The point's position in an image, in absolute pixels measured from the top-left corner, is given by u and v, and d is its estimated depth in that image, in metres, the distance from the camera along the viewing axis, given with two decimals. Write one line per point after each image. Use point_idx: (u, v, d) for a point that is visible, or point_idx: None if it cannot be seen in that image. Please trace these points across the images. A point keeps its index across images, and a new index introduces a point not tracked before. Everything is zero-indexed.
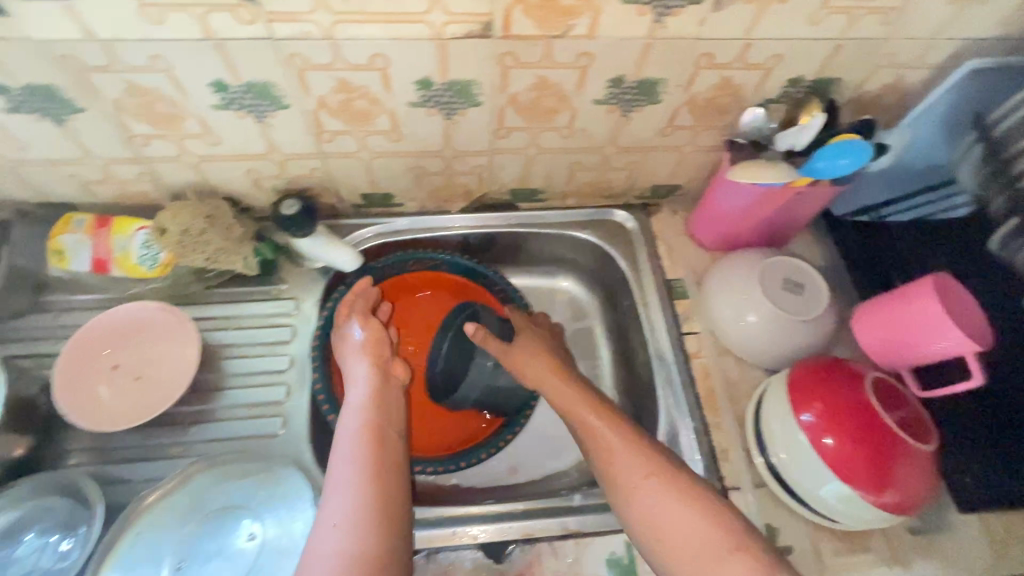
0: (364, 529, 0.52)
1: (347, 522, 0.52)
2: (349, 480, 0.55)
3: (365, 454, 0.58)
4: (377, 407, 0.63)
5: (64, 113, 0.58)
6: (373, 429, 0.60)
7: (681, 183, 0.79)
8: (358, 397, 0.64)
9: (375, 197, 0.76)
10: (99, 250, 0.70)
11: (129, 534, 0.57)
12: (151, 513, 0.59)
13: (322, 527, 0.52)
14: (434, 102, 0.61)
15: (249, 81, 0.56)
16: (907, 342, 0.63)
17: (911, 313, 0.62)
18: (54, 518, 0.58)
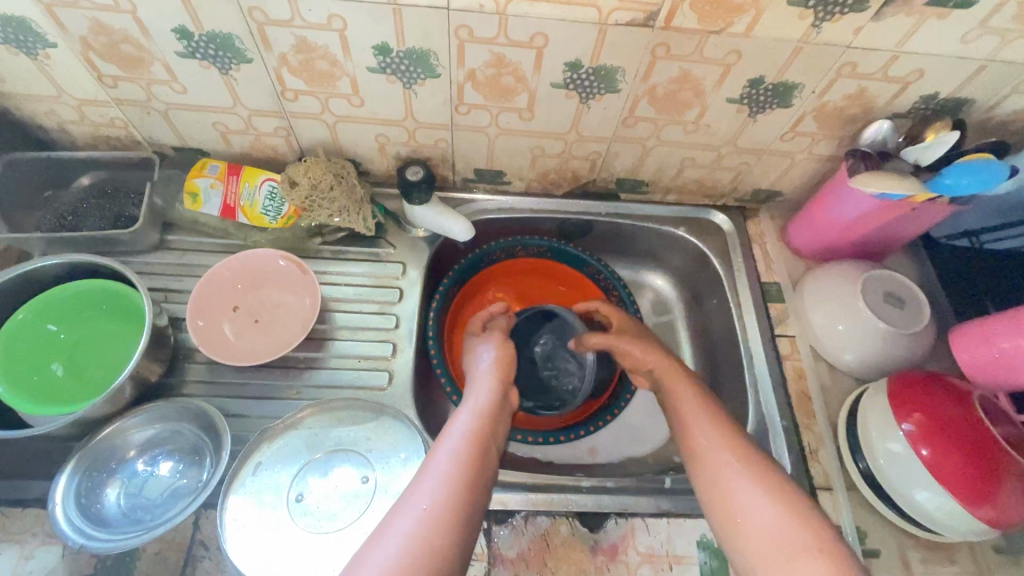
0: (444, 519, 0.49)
1: (431, 507, 0.50)
2: (447, 467, 0.54)
3: (464, 461, 0.55)
4: (489, 418, 0.62)
5: (233, 62, 0.61)
6: (478, 439, 0.58)
7: (783, 190, 0.80)
8: (479, 400, 0.64)
9: (487, 172, 0.79)
10: (228, 198, 0.73)
11: (252, 463, 0.61)
12: (271, 444, 0.62)
13: (408, 505, 0.50)
14: (575, 85, 0.63)
15: (412, 47, 0.59)
16: (1011, 362, 0.63)
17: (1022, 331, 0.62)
18: (192, 439, 0.61)
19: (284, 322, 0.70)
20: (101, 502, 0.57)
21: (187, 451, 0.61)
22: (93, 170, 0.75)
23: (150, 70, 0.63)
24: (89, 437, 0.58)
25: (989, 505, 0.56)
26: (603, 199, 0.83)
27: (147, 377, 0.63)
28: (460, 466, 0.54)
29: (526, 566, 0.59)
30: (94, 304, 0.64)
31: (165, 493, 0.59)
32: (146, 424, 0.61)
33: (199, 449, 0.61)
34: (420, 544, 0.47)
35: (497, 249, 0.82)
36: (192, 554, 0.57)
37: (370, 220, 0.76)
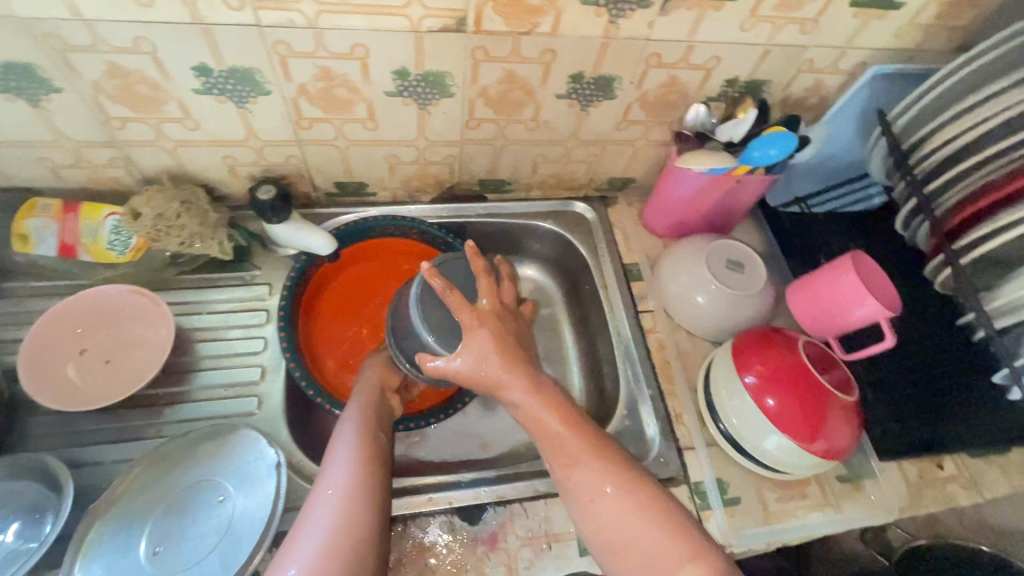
0: (360, 506, 0.51)
1: (341, 496, 0.52)
2: (343, 459, 0.55)
3: (361, 446, 0.57)
4: (373, 409, 0.63)
5: (42, 92, 0.59)
6: (370, 427, 0.60)
7: (635, 176, 0.86)
8: (360, 399, 0.64)
9: (349, 184, 0.79)
10: (66, 236, 0.70)
11: (109, 505, 0.57)
12: (118, 502, 0.57)
13: (311, 520, 0.50)
14: (409, 92, 0.65)
15: (233, 66, 0.59)
16: (836, 311, 0.71)
17: (838, 282, 0.69)
18: (30, 497, 0.57)
19: (140, 359, 0.67)
20: None
21: (22, 511, 0.56)
22: None
23: None
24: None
25: (822, 437, 0.62)
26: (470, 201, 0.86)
27: None
28: (359, 455, 0.56)
29: (405, 568, 0.59)
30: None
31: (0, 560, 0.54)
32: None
33: (39, 507, 0.57)
34: (331, 547, 0.48)
35: (389, 225, 0.81)
36: None
37: (228, 245, 0.74)
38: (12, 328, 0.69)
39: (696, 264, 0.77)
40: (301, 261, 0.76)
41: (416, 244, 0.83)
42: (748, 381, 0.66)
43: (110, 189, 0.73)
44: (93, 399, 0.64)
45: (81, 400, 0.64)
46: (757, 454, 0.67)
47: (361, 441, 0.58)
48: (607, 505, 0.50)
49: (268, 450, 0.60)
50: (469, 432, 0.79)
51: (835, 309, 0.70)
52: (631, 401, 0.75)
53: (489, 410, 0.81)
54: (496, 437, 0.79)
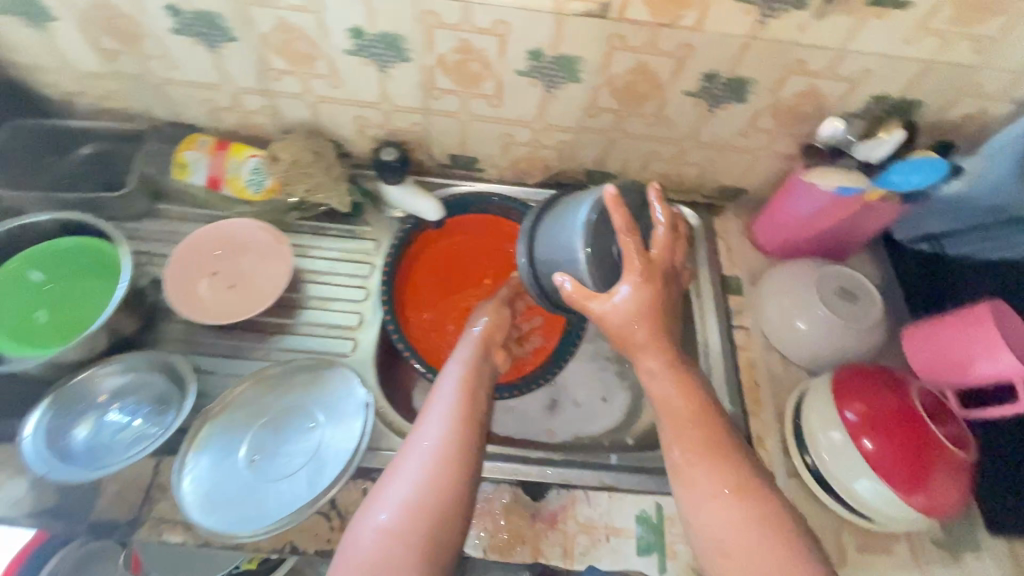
0: (450, 464, 0.54)
1: (433, 451, 0.55)
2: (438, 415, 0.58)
3: (457, 405, 0.60)
4: (475, 367, 0.65)
5: (220, 39, 0.66)
6: (470, 386, 0.62)
7: (749, 187, 0.83)
8: (464, 356, 0.67)
9: (462, 158, 0.82)
10: (214, 170, 0.78)
11: (222, 411, 0.64)
12: (227, 410, 0.64)
13: (403, 469, 0.54)
14: (538, 74, 0.66)
15: (384, 31, 0.63)
16: (960, 362, 0.64)
17: (968, 331, 0.63)
18: (160, 390, 0.65)
19: (261, 287, 0.74)
20: (67, 439, 0.61)
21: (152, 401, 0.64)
22: (90, 141, 0.80)
23: (145, 45, 0.68)
24: (65, 380, 0.63)
25: (923, 492, 0.57)
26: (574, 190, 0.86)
27: (124, 330, 0.67)
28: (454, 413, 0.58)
29: (466, 528, 0.61)
30: (80, 259, 0.68)
31: (129, 439, 0.62)
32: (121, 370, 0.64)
33: (165, 402, 0.64)
34: (418, 498, 0.52)
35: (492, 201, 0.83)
36: (149, 497, 0.59)
37: (347, 197, 0.80)
38: (160, 244, 0.78)
39: (803, 287, 0.73)
40: (408, 223, 0.81)
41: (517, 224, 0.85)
42: (845, 418, 0.62)
43: (255, 134, 0.81)
44: (219, 315, 0.71)
45: (209, 314, 0.71)
46: (844, 495, 0.63)
47: (456, 404, 0.60)
48: (724, 511, 0.49)
49: (358, 388, 0.65)
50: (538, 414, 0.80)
51: (960, 360, 0.64)
52: None
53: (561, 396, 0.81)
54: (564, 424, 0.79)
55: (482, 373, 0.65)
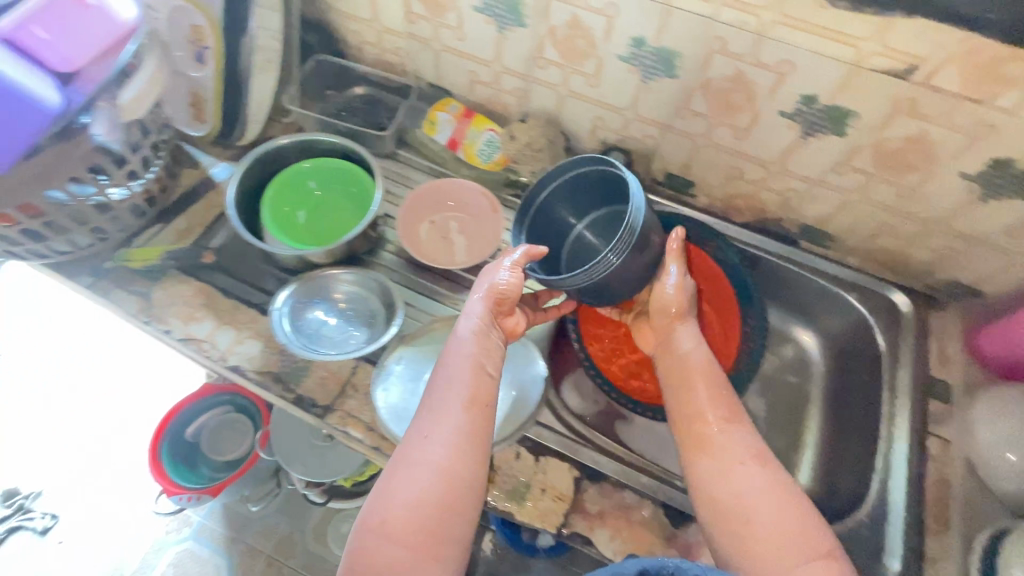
0: (460, 459, 0.54)
1: (446, 443, 0.55)
2: (445, 405, 0.57)
3: (461, 394, 0.58)
4: (486, 337, 0.63)
5: (511, 23, 0.74)
6: (474, 366, 0.60)
7: (986, 289, 0.75)
8: (474, 318, 0.63)
9: (679, 179, 0.83)
10: (456, 133, 0.87)
11: (415, 343, 0.72)
12: (422, 342, 0.72)
13: (412, 463, 0.54)
14: (801, 118, 0.66)
15: (664, 46, 0.66)
16: None
17: None
18: (372, 309, 0.75)
19: (470, 244, 0.81)
20: (305, 317, 0.73)
21: (365, 314, 0.75)
22: (364, 83, 0.93)
23: (446, 15, 0.78)
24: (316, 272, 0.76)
25: None
26: (779, 240, 0.84)
27: (356, 247, 0.78)
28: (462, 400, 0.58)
29: (601, 525, 0.62)
30: (348, 188, 0.80)
31: (340, 336, 0.73)
32: (355, 279, 0.76)
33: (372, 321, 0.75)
34: (432, 491, 0.53)
35: (695, 230, 0.83)
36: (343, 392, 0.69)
37: None
38: (394, 184, 0.90)
39: None
40: None
41: (708, 258, 0.84)
42: None
43: (498, 111, 0.89)
44: (433, 258, 0.80)
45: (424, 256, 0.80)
46: None
47: (467, 390, 0.58)
48: (741, 468, 0.55)
49: (538, 361, 0.70)
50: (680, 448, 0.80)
51: None
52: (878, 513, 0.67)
53: None
54: None
55: (493, 347, 0.62)
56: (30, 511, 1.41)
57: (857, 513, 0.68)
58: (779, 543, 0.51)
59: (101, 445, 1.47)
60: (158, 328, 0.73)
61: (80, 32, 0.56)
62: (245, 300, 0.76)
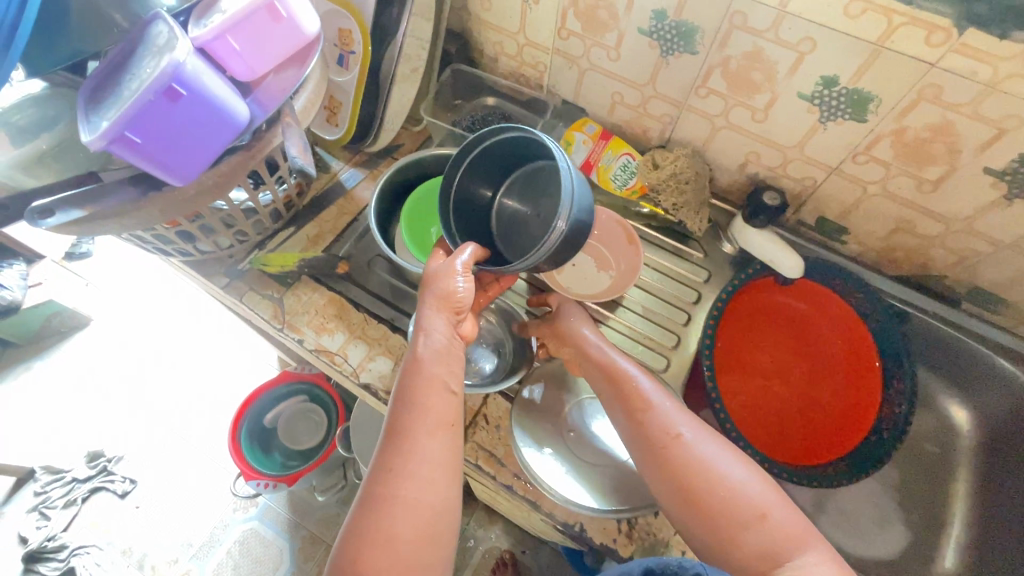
0: (437, 486, 0.48)
1: (420, 471, 0.48)
2: (416, 427, 0.49)
3: (428, 415, 0.50)
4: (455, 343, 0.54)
5: (678, 49, 0.69)
6: (438, 380, 0.51)
7: None
8: (433, 323, 0.53)
9: (832, 224, 0.78)
10: (591, 155, 0.84)
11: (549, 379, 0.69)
12: (557, 378, 0.70)
13: (390, 500, 0.47)
14: (1011, 178, 0.59)
15: (860, 88, 0.61)
16: None
17: None
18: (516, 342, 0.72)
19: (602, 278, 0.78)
20: None
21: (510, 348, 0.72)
22: (496, 95, 0.92)
23: (605, 35, 0.74)
24: None
25: None
26: (937, 299, 0.77)
27: None
28: (434, 420, 0.50)
29: None
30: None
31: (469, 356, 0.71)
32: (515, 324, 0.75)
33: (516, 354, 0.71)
34: (418, 527, 0.46)
35: (845, 281, 0.78)
36: (474, 421, 0.67)
37: (702, 222, 0.80)
38: None
39: None
40: (752, 268, 0.79)
41: (853, 311, 0.78)
42: None
43: (636, 135, 0.85)
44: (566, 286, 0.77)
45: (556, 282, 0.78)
46: None
47: (439, 406, 0.50)
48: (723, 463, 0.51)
49: None
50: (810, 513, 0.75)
51: None
52: None
53: None
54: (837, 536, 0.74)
55: (454, 353, 0.53)
56: (112, 474, 1.43)
57: None
58: (783, 537, 0.47)
59: (180, 419, 1.50)
60: (291, 336, 0.72)
61: (270, 46, 0.55)
62: (374, 314, 0.74)
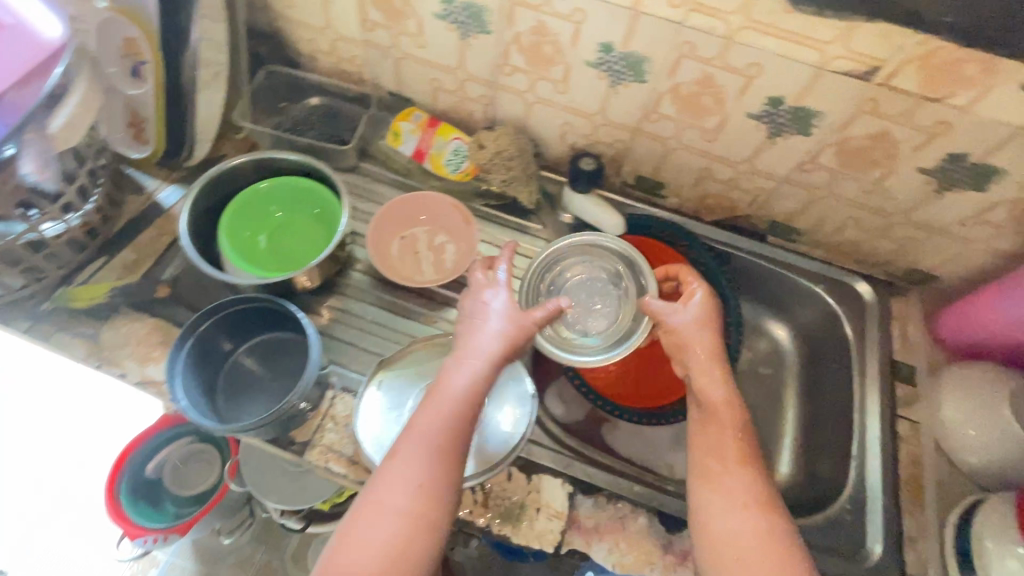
0: (414, 532, 0.51)
1: (394, 514, 0.51)
2: (392, 478, 0.52)
3: (420, 485, 0.52)
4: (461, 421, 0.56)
5: (474, 30, 0.71)
6: (436, 458, 0.54)
7: (942, 276, 0.79)
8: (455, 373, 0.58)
9: (648, 182, 0.84)
10: (422, 144, 0.85)
11: (388, 370, 0.68)
12: (401, 363, 0.69)
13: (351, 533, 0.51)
14: (768, 119, 0.67)
15: (633, 51, 0.66)
16: None
17: None
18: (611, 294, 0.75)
19: (440, 260, 0.79)
20: (235, 365, 0.66)
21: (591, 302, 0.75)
22: (321, 94, 0.89)
23: (406, 23, 0.74)
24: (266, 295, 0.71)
25: None
26: (747, 236, 0.86)
27: (324, 270, 0.74)
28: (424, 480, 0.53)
29: (598, 539, 0.62)
30: (313, 214, 0.76)
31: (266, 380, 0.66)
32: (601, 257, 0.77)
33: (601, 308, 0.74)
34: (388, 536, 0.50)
35: (667, 230, 0.84)
36: (322, 423, 0.66)
37: (533, 195, 0.84)
38: (361, 200, 0.86)
39: (986, 393, 0.68)
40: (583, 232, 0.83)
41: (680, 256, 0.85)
42: None
43: (463, 119, 0.86)
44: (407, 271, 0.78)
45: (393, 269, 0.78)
46: None
47: (444, 438, 0.54)
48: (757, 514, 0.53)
49: (523, 375, 0.68)
50: (665, 449, 0.81)
51: None
52: (860, 495, 0.70)
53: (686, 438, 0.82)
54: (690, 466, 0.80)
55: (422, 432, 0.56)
56: None
57: (837, 501, 0.71)
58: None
59: (50, 493, 1.34)
60: (112, 372, 0.67)
61: None
62: None
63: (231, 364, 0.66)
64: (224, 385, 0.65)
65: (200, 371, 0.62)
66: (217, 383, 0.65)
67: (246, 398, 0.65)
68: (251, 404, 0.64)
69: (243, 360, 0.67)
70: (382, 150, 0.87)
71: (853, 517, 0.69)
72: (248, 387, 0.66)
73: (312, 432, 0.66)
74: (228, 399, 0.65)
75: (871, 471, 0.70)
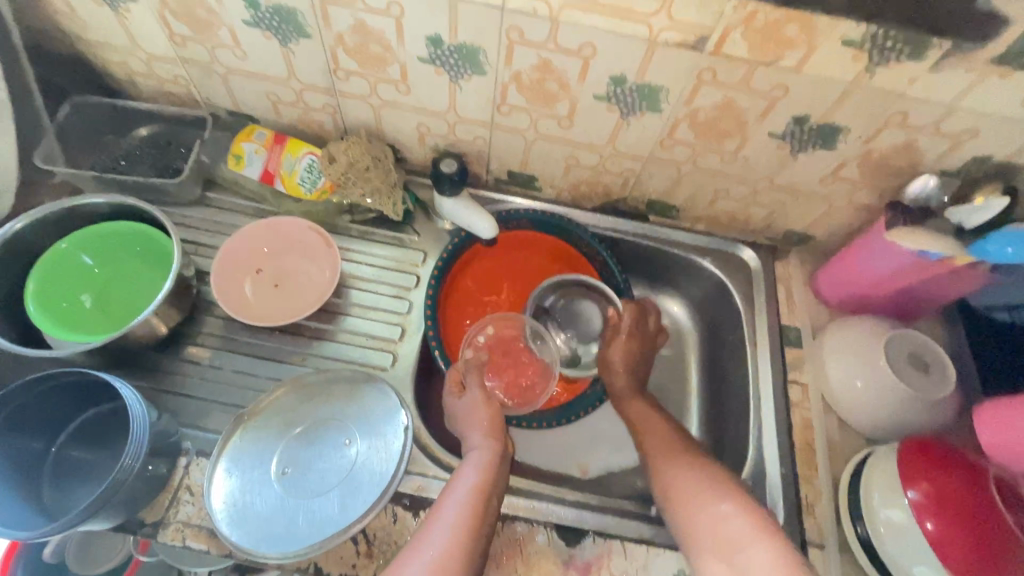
0: None
1: None
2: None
3: None
4: (471, 522, 0.54)
5: (293, 36, 0.64)
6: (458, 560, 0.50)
7: (817, 235, 0.79)
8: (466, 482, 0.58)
9: (520, 175, 0.79)
10: (269, 164, 0.76)
11: (240, 430, 0.61)
12: (261, 414, 0.62)
13: None
14: (617, 100, 0.63)
15: (463, 42, 0.60)
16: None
17: None
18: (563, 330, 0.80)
19: (303, 290, 0.73)
20: (59, 456, 0.58)
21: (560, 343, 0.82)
22: (151, 122, 0.79)
23: (217, 34, 0.66)
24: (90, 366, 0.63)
25: None
26: (630, 218, 0.83)
27: (164, 324, 0.66)
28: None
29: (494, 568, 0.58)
30: (140, 259, 0.68)
31: (96, 465, 0.58)
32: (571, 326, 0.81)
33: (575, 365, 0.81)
34: None
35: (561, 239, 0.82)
36: (176, 497, 0.59)
37: (400, 206, 0.78)
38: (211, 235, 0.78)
39: (860, 346, 0.69)
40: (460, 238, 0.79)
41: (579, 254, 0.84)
42: (912, 495, 0.57)
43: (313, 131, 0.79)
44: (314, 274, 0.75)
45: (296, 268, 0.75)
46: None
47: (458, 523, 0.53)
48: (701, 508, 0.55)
49: (397, 409, 0.63)
50: (573, 450, 0.79)
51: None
52: (759, 466, 0.69)
53: (595, 434, 0.80)
54: (601, 463, 0.78)
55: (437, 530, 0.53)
56: None
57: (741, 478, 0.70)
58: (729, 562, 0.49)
59: None
60: None
61: None
62: None
63: (56, 456, 0.58)
64: (49, 482, 0.57)
65: (15, 467, 0.55)
66: (36, 480, 0.56)
67: (74, 488, 0.57)
68: (80, 497, 0.56)
69: (70, 449, 0.59)
70: (227, 176, 0.79)
71: (758, 492, 0.68)
72: (76, 478, 0.57)
73: (166, 509, 0.58)
74: (52, 497, 0.56)
75: (769, 441, 0.70)
